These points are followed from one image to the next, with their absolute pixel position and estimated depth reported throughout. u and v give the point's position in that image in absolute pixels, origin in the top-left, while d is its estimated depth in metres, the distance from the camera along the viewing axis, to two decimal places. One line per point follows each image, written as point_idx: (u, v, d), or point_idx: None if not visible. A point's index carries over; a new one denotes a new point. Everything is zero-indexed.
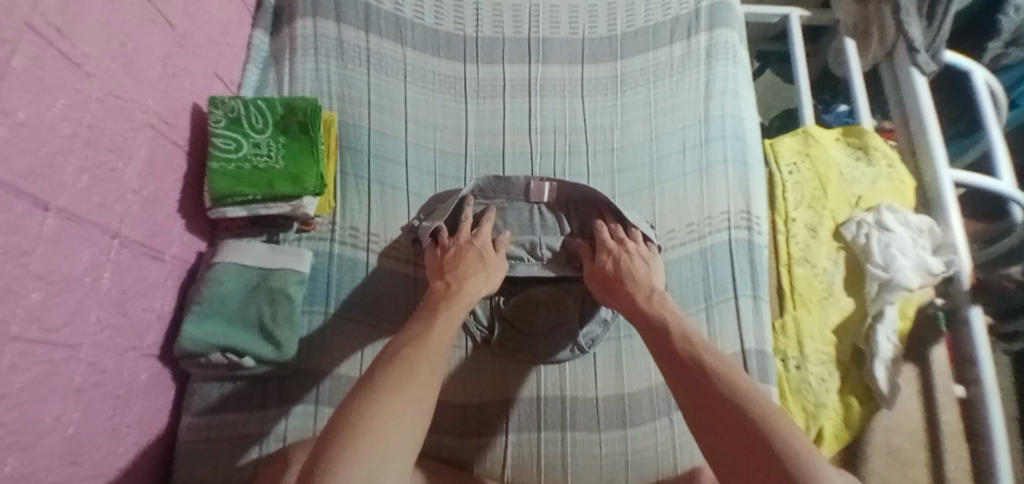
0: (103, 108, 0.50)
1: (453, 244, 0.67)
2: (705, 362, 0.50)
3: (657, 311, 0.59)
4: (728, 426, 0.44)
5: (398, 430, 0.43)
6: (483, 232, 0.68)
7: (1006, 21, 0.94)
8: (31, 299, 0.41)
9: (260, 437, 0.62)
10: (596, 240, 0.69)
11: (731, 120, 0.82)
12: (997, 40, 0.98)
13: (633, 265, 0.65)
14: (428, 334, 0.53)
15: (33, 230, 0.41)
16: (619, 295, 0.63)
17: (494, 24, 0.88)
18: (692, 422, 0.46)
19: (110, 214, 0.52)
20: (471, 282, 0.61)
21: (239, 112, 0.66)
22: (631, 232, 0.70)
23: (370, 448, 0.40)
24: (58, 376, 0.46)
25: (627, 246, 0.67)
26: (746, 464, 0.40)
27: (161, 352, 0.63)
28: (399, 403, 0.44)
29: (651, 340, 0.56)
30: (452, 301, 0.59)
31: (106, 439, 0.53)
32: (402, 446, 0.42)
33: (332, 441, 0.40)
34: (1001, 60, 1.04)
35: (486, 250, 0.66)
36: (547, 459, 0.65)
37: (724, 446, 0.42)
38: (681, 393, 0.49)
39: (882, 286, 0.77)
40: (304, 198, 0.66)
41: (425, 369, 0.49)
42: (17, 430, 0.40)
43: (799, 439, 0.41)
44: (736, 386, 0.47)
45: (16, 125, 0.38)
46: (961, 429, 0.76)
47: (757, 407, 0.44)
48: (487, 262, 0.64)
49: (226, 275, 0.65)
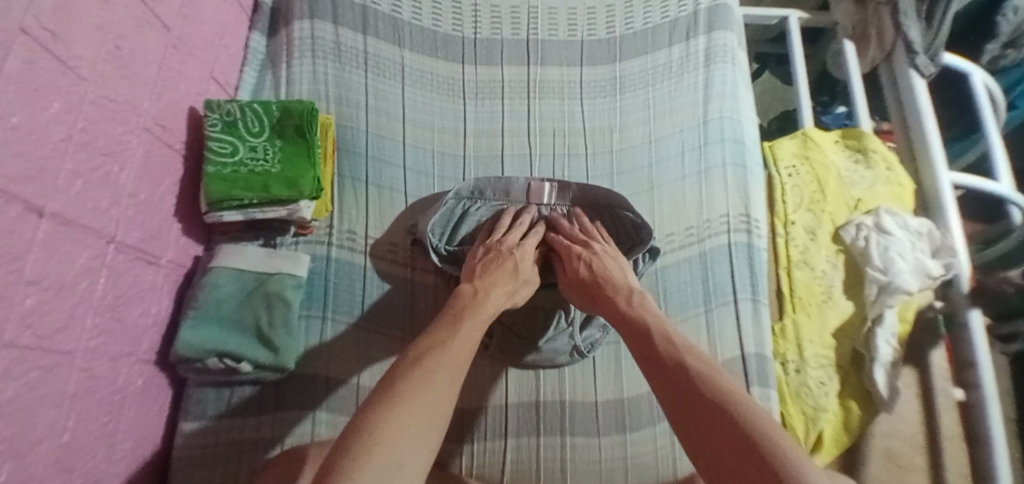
0: (98, 111, 0.50)
1: (497, 247, 0.67)
2: (689, 365, 0.50)
3: (640, 315, 0.58)
4: (716, 429, 0.43)
5: (413, 439, 0.42)
6: (528, 244, 0.68)
7: (1004, 23, 0.95)
8: (25, 305, 0.41)
9: (257, 444, 0.62)
10: (561, 247, 0.69)
11: (729, 122, 0.82)
12: (995, 42, 0.98)
13: (607, 268, 0.65)
14: (451, 343, 0.52)
15: (26, 234, 0.41)
16: (601, 301, 0.62)
17: (492, 26, 0.87)
18: (680, 428, 0.46)
19: (105, 218, 0.52)
20: (498, 292, 0.61)
21: (235, 115, 0.66)
22: (591, 229, 0.71)
23: (386, 458, 0.39)
24: (52, 382, 0.45)
25: (595, 250, 0.67)
26: (740, 470, 0.39)
27: (156, 358, 0.62)
28: (417, 413, 0.44)
29: (636, 345, 0.55)
30: (479, 310, 0.58)
31: (101, 445, 0.53)
32: (416, 453, 0.41)
33: (346, 448, 0.39)
34: (999, 62, 1.04)
35: (523, 261, 0.66)
36: (547, 464, 0.65)
37: (717, 451, 0.41)
38: (665, 399, 0.48)
39: (881, 289, 0.76)
40: (301, 202, 0.66)
41: (446, 381, 0.48)
42: (11, 437, 0.40)
43: (786, 443, 0.40)
44: (722, 389, 0.46)
45: (9, 129, 0.38)
46: (961, 432, 0.76)
47: (747, 414, 0.43)
48: (520, 274, 0.64)
49: (223, 279, 0.64)
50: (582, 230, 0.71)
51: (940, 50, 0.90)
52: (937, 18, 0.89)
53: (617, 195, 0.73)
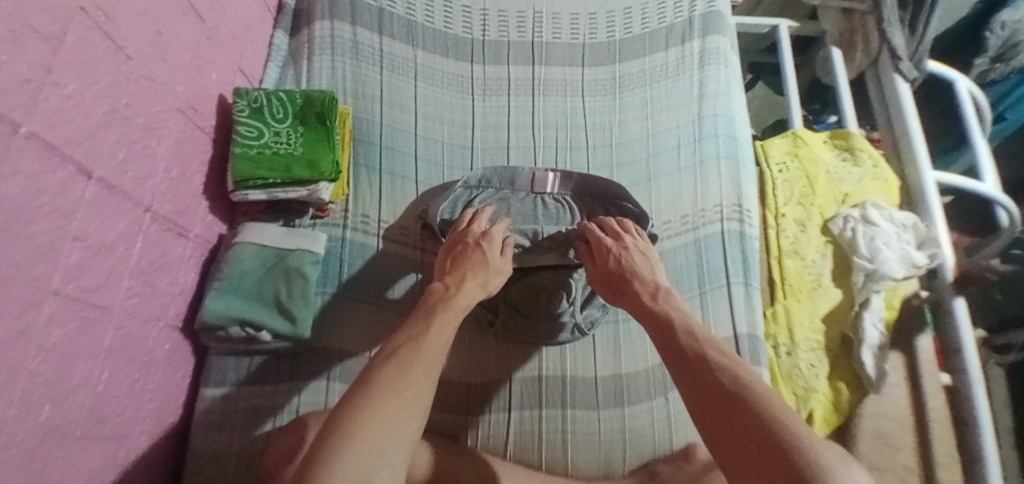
0: (140, 89, 0.55)
1: (463, 240, 0.69)
2: (711, 358, 0.52)
3: (664, 308, 0.60)
4: (736, 417, 0.45)
5: (396, 435, 0.44)
6: (494, 232, 0.70)
7: (992, 38, 1.02)
8: (70, 260, 0.46)
9: (273, 409, 0.65)
10: (593, 239, 0.70)
11: (724, 118, 0.87)
12: (983, 57, 1.07)
13: (635, 262, 0.67)
14: (425, 336, 0.54)
15: (75, 194, 0.46)
16: (627, 295, 0.65)
17: (500, 28, 0.93)
18: (699, 419, 0.48)
19: (143, 189, 0.56)
20: (468, 285, 0.63)
21: (261, 102, 0.71)
22: (625, 223, 0.73)
23: (364, 444, 0.41)
24: (90, 334, 0.49)
25: (625, 242, 0.69)
26: (753, 455, 0.42)
27: (182, 325, 0.65)
28: (395, 401, 0.46)
29: (658, 335, 0.58)
30: (449, 303, 0.60)
31: (130, 402, 0.56)
32: (399, 445, 0.44)
33: (327, 439, 0.41)
34: (988, 75, 1.12)
35: (491, 251, 0.68)
36: (547, 434, 0.68)
37: (730, 440, 0.44)
38: (687, 391, 0.51)
39: (868, 275, 0.80)
40: (320, 183, 0.69)
41: (420, 371, 0.50)
42: (49, 381, 0.44)
43: (803, 433, 0.43)
44: (742, 382, 0.48)
45: (64, 96, 0.44)
46: (948, 415, 0.79)
47: (763, 404, 0.45)
48: (491, 265, 0.66)
49: (246, 254, 0.68)
50: (616, 224, 0.73)
51: (924, 57, 0.94)
52: (921, 26, 0.92)
53: (616, 185, 0.77)
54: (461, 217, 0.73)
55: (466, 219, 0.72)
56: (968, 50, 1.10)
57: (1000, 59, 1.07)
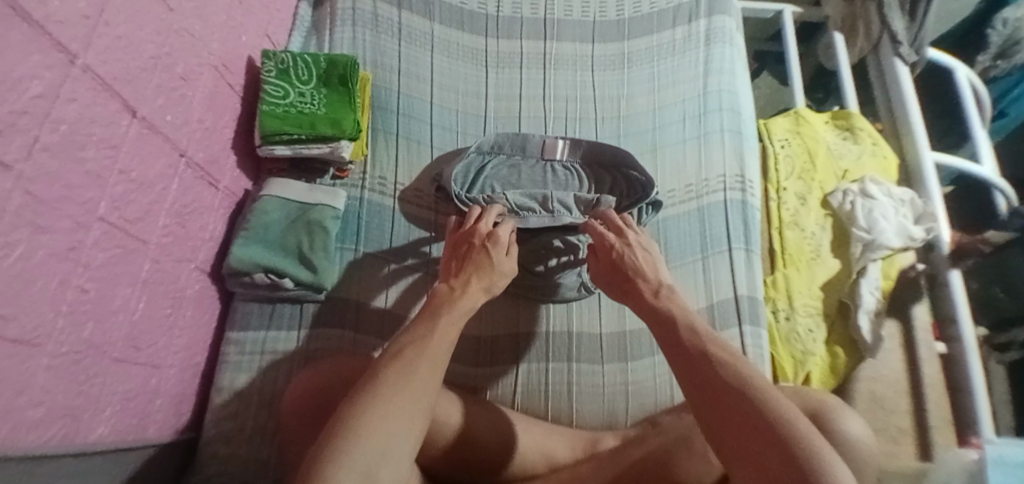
0: (180, 41, 0.58)
1: (468, 241, 0.64)
2: (712, 354, 0.47)
3: (668, 306, 0.56)
4: (741, 417, 0.41)
5: (400, 433, 0.41)
6: (501, 230, 0.65)
7: (995, 34, 1.08)
8: (115, 190, 0.49)
9: (287, 355, 0.67)
10: (596, 237, 0.66)
11: (728, 94, 0.90)
12: (986, 53, 1.12)
13: (636, 258, 0.63)
14: (430, 337, 0.49)
15: (121, 129, 0.49)
16: (630, 295, 0.60)
17: (514, 6, 0.97)
18: (701, 418, 0.44)
19: (179, 134, 0.60)
20: (474, 288, 0.58)
21: (288, 64, 0.75)
22: (626, 219, 0.70)
23: (369, 443, 0.39)
24: (129, 263, 0.52)
25: (628, 239, 0.65)
26: (756, 457, 0.39)
27: (210, 269, 0.69)
28: (401, 401, 0.43)
29: (660, 333, 0.53)
30: (454, 306, 0.55)
31: (161, 335, 0.59)
32: (402, 441, 0.42)
33: (330, 437, 0.39)
34: (989, 73, 1.16)
35: (498, 252, 0.62)
36: (554, 386, 0.71)
37: (734, 440, 0.41)
38: (688, 386, 0.46)
39: (866, 246, 0.84)
40: (342, 141, 0.73)
41: (426, 371, 0.46)
42: (95, 299, 0.48)
43: (814, 441, 0.39)
44: (746, 380, 0.44)
45: (116, 37, 0.47)
46: (941, 380, 0.82)
47: (768, 404, 0.42)
48: (497, 267, 0.61)
49: (271, 206, 0.72)
50: (620, 220, 0.69)
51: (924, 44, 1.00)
52: (920, 15, 0.98)
53: (622, 150, 0.81)
54: (468, 217, 0.69)
55: (473, 218, 0.68)
56: (973, 46, 1.14)
57: (1002, 56, 1.12)
